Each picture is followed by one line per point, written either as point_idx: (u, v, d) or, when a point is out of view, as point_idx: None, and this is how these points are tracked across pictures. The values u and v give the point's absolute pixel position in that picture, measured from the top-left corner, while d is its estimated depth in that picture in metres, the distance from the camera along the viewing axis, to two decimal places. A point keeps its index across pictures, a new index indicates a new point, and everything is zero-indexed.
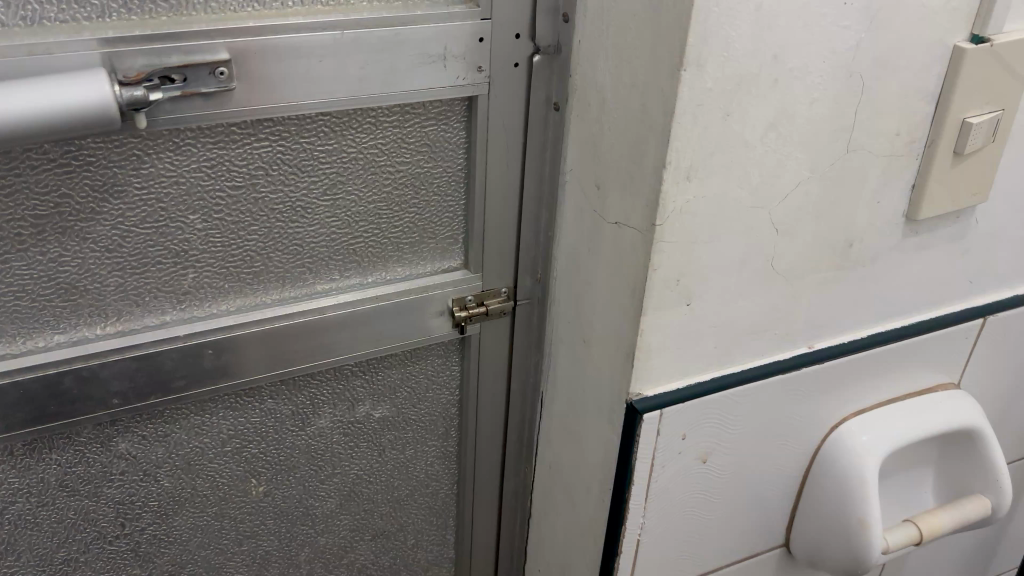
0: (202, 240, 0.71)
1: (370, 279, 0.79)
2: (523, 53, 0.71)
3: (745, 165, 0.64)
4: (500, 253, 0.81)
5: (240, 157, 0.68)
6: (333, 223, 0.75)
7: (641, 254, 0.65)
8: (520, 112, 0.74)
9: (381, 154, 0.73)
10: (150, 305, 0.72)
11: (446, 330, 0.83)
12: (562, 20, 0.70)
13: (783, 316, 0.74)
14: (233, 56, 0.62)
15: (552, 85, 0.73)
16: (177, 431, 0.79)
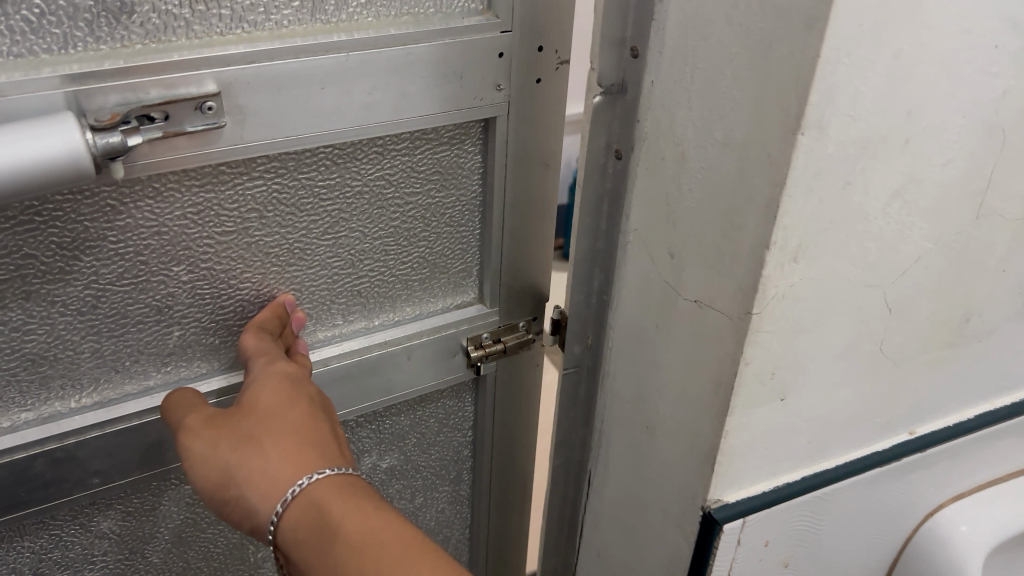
0: (189, 294, 0.60)
1: (376, 321, 0.71)
2: (546, 67, 0.63)
3: (862, 240, 0.52)
4: (515, 286, 0.74)
5: (230, 199, 0.57)
6: (335, 264, 0.65)
7: (729, 346, 0.53)
8: (540, 130, 0.66)
9: (389, 186, 0.64)
10: (132, 370, 0.61)
11: (459, 372, 0.76)
12: (630, 55, 0.58)
13: (885, 403, 0.63)
14: (222, 89, 0.51)
15: (615, 130, 0.61)
16: (167, 503, 0.69)
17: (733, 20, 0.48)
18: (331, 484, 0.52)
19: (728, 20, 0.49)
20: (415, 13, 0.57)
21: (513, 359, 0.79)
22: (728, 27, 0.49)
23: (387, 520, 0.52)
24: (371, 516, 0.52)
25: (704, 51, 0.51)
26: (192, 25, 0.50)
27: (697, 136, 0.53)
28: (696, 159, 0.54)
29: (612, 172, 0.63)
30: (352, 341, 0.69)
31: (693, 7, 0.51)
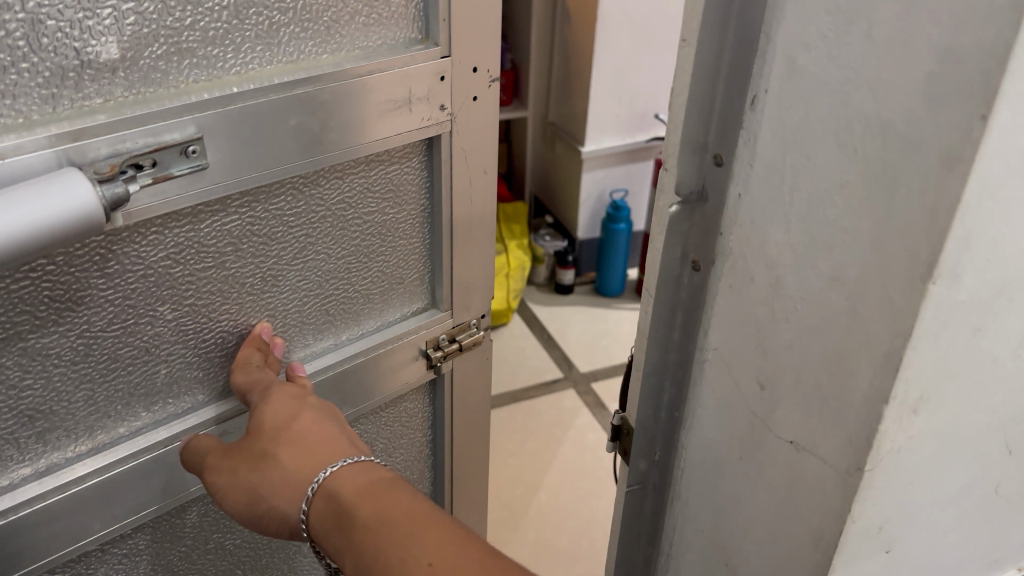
0: (174, 332, 0.62)
1: (341, 338, 0.76)
2: (480, 86, 0.70)
3: (988, 384, 0.46)
4: (463, 291, 0.82)
5: (210, 234, 0.60)
6: (306, 286, 0.69)
7: (833, 500, 0.47)
8: (483, 136, 0.74)
9: (349, 207, 0.68)
10: (121, 413, 0.62)
11: (422, 375, 0.83)
12: (712, 161, 0.52)
13: (995, 543, 0.56)
14: (203, 131, 0.53)
15: (692, 239, 0.55)
16: (159, 538, 0.70)
17: (842, 143, 0.42)
18: (347, 473, 0.55)
19: (837, 142, 0.43)
20: (365, 47, 0.62)
21: (466, 359, 0.87)
22: (837, 150, 0.43)
23: (420, 501, 0.53)
24: (384, 498, 0.53)
25: (805, 171, 0.45)
26: (168, 74, 0.53)
27: (793, 261, 0.47)
28: (791, 286, 0.48)
29: (688, 284, 0.57)
30: (323, 359, 0.73)
31: (793, 122, 0.45)
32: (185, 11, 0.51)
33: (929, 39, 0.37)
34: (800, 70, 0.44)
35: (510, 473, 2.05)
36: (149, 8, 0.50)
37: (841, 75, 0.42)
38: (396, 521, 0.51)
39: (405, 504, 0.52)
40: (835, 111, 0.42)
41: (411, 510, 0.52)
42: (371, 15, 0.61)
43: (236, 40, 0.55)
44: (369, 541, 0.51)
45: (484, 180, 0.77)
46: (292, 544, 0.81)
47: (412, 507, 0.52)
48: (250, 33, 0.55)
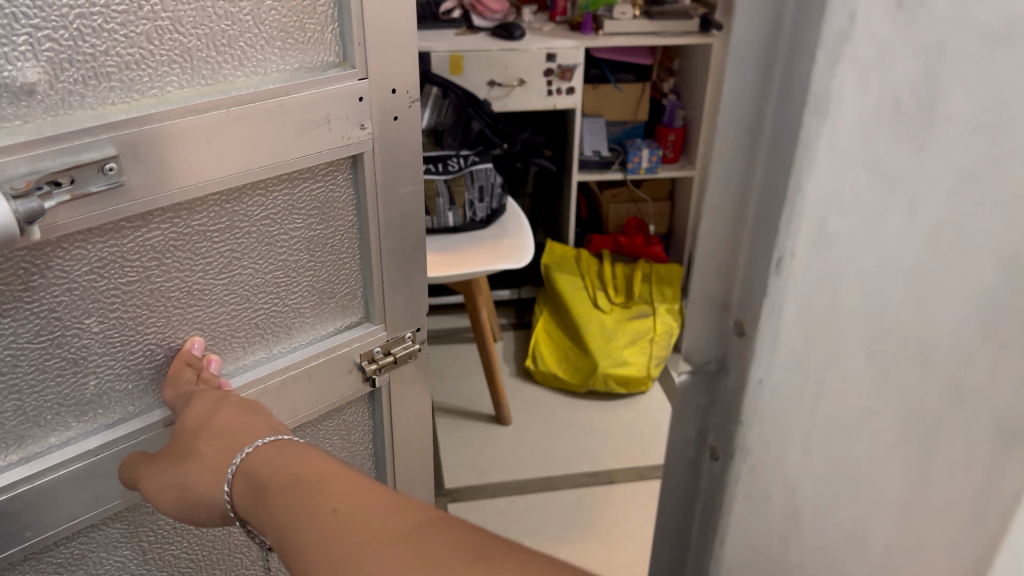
0: (103, 345, 0.57)
1: (274, 348, 0.67)
2: (404, 104, 0.63)
3: None
4: (404, 305, 0.72)
5: (133, 250, 0.55)
6: (234, 302, 0.62)
7: None
8: (410, 155, 0.66)
9: (275, 224, 0.62)
10: (51, 421, 0.56)
11: (358, 387, 0.72)
12: (733, 328, 0.40)
13: None
14: (122, 150, 0.49)
15: (709, 418, 0.43)
16: (97, 548, 0.63)
17: (875, 336, 0.33)
18: (266, 449, 0.49)
19: (867, 330, 0.33)
20: (280, 70, 0.57)
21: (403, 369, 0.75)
22: (866, 338, 0.33)
23: (341, 470, 0.46)
24: (292, 467, 0.47)
25: (831, 357, 0.35)
26: (85, 98, 0.49)
27: (821, 461, 0.37)
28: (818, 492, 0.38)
29: (704, 471, 0.44)
30: (254, 371, 0.65)
31: (821, 307, 0.34)
32: (99, 39, 0.49)
33: (989, 237, 0.29)
34: (831, 235, 0.33)
35: (624, 560, 1.92)
36: (65, 34, 0.47)
37: (874, 250, 0.32)
38: (316, 502, 0.44)
39: (321, 467, 0.47)
40: (868, 293, 0.32)
41: (373, 505, 0.42)
42: (289, 39, 0.57)
43: (154, 65, 0.51)
44: (279, 502, 0.45)
45: (416, 194, 0.68)
46: (238, 551, 0.74)
47: (334, 491, 0.44)
48: (166, 56, 0.51)
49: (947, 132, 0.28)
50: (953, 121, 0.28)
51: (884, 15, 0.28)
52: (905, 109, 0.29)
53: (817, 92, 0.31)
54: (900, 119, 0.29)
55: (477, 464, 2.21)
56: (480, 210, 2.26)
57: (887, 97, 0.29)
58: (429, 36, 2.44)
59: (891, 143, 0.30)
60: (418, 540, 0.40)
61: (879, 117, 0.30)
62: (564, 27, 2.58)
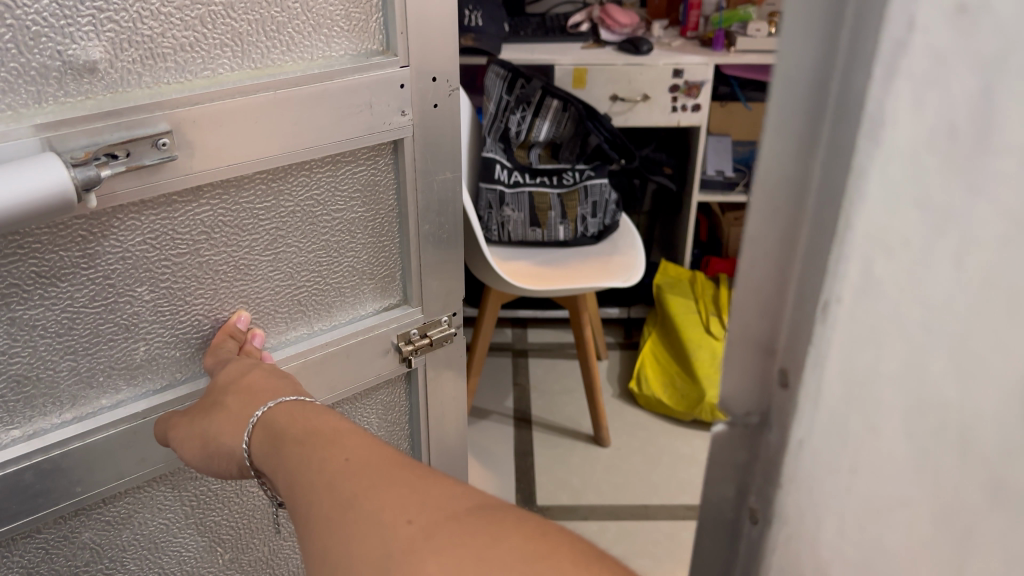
0: (152, 312, 0.69)
1: (316, 327, 0.82)
2: (441, 95, 0.78)
3: None
4: (437, 288, 0.88)
5: (183, 224, 0.68)
6: (278, 277, 0.77)
7: None
8: (449, 147, 0.82)
9: (318, 204, 0.76)
10: (104, 385, 0.69)
11: (395, 366, 0.89)
12: (779, 378, 0.33)
13: None
14: (173, 126, 0.63)
15: (748, 477, 0.36)
16: (144, 508, 0.76)
17: (912, 401, 0.28)
18: (289, 409, 0.52)
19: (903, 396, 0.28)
20: (327, 57, 0.71)
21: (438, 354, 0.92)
22: (902, 408, 0.28)
23: (356, 430, 0.48)
24: (313, 419, 0.50)
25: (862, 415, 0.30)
26: (142, 77, 0.62)
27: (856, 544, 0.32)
28: None
29: (741, 539, 0.37)
30: (297, 346, 0.80)
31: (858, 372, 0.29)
32: (156, 22, 0.61)
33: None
34: (876, 282, 0.27)
35: None
36: (124, 17, 0.59)
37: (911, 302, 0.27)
38: (328, 455, 0.45)
39: (335, 424, 0.49)
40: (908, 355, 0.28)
41: (379, 457, 0.44)
42: (334, 28, 0.71)
43: (207, 48, 0.64)
44: (295, 450, 0.48)
45: (453, 181, 0.84)
46: (275, 524, 0.87)
47: (346, 448, 0.46)
48: (218, 40, 0.65)
49: (1009, 167, 0.23)
50: (1011, 152, 0.23)
51: (945, 27, 0.23)
52: (960, 140, 0.24)
53: (872, 112, 0.26)
54: (951, 148, 0.24)
55: (570, 485, 2.16)
56: (591, 225, 2.22)
57: (941, 122, 0.24)
58: (553, 48, 2.42)
59: (944, 178, 0.25)
60: (425, 488, 0.41)
61: (932, 144, 0.25)
62: (693, 43, 2.50)
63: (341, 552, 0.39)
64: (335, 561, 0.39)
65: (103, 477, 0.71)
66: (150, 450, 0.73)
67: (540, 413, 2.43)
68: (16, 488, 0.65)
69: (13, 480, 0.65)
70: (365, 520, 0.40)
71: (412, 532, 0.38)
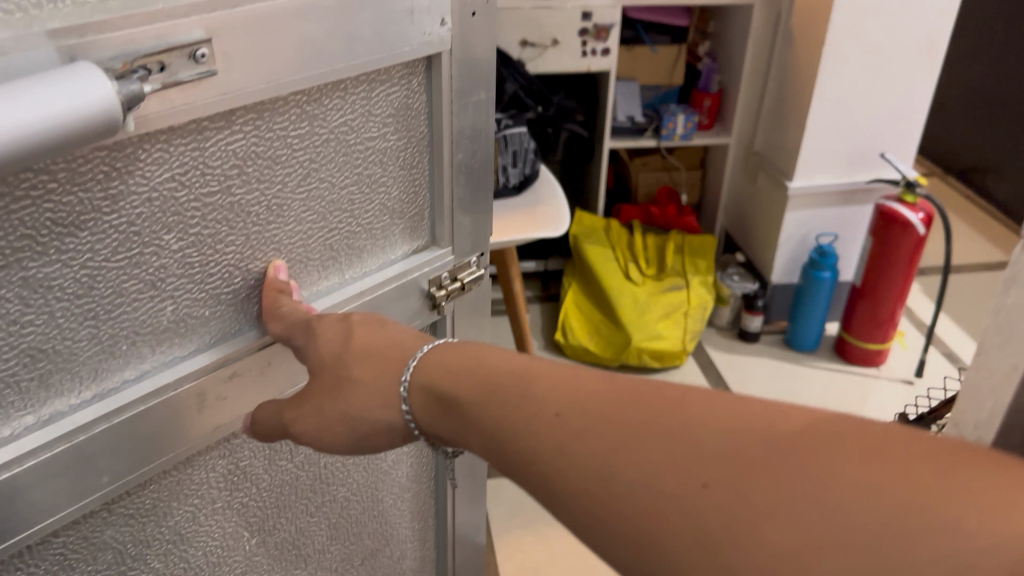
0: (180, 264, 0.58)
1: (346, 274, 0.73)
2: (478, 3, 0.69)
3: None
4: (466, 225, 0.80)
5: (215, 156, 0.57)
6: (310, 218, 0.66)
7: None
8: (485, 65, 0.73)
9: (352, 131, 0.66)
10: (127, 354, 0.58)
11: (425, 315, 0.80)
12: None
13: None
14: (211, 34, 0.51)
15: None
16: (168, 497, 0.65)
17: None
18: (438, 365, 0.53)
19: None
20: None
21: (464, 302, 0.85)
22: None
23: (544, 366, 0.49)
24: (481, 369, 0.50)
25: None
26: None
27: None
28: None
29: None
30: (330, 297, 0.70)
31: None
32: None
33: None
34: None
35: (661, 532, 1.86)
36: None
37: None
38: (529, 407, 0.46)
39: (504, 368, 0.50)
40: None
41: (590, 396, 0.44)
42: None
43: None
44: (484, 410, 0.48)
45: (485, 103, 0.75)
46: (302, 497, 0.77)
47: (547, 391, 0.46)
48: None
49: None
50: None
51: None
52: None
53: None
54: None
55: None
56: (512, 176, 2.14)
57: None
58: None
59: None
60: (662, 410, 0.42)
61: None
62: None
63: (613, 487, 0.41)
64: (608, 498, 0.41)
65: (130, 465, 0.59)
66: (180, 428, 0.61)
67: None
68: (35, 487, 0.53)
69: (32, 476, 0.52)
70: (623, 458, 0.41)
71: (681, 453, 0.40)
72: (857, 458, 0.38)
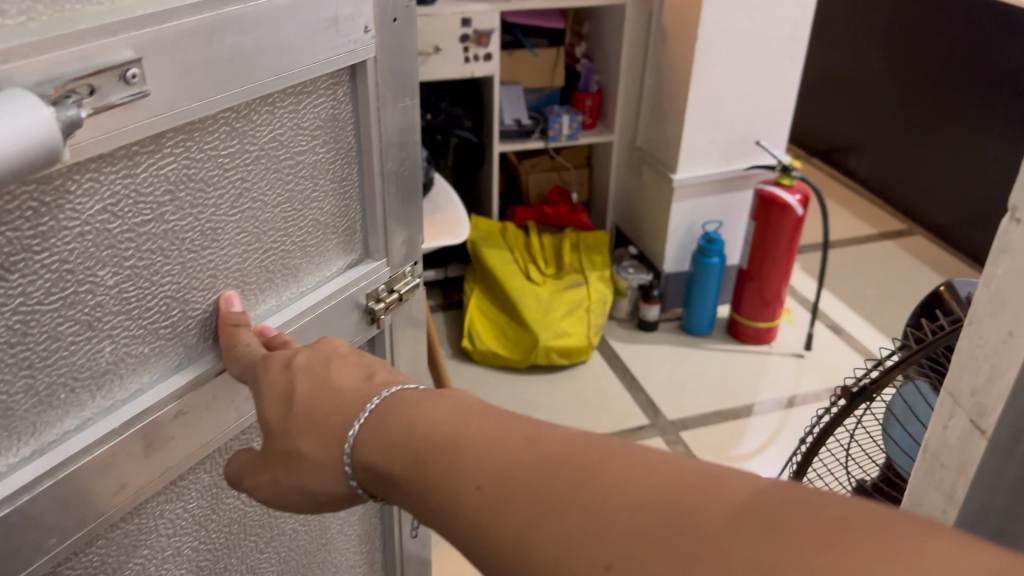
0: (117, 300, 0.54)
1: (283, 296, 0.70)
2: (398, 9, 0.68)
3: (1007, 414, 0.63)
4: (399, 235, 0.78)
5: (146, 183, 0.54)
6: (245, 240, 0.64)
7: None
8: (408, 70, 0.72)
9: (281, 146, 0.64)
10: (66, 402, 0.54)
11: (364, 330, 0.79)
12: None
13: None
14: (140, 52, 0.48)
15: None
16: (115, 551, 0.60)
17: None
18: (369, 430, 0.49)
19: None
20: None
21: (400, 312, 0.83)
22: None
23: (472, 431, 0.45)
24: (409, 434, 0.47)
25: None
26: None
27: None
28: None
29: None
30: (271, 320, 0.68)
31: None
32: None
33: None
34: None
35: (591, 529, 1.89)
36: None
37: None
38: (453, 482, 0.44)
39: (432, 433, 0.47)
40: None
41: (515, 467, 0.42)
42: None
43: None
44: (413, 483, 0.46)
45: (411, 110, 0.74)
46: (251, 534, 0.74)
47: (472, 463, 0.44)
48: None
49: None
50: None
51: None
52: None
53: None
54: None
55: None
56: None
57: None
58: None
59: None
60: (588, 484, 0.40)
61: None
62: None
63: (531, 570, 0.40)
64: None
65: (77, 522, 0.54)
66: (131, 473, 0.57)
67: None
68: None
69: None
70: (541, 539, 0.40)
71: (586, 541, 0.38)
72: (786, 546, 0.35)
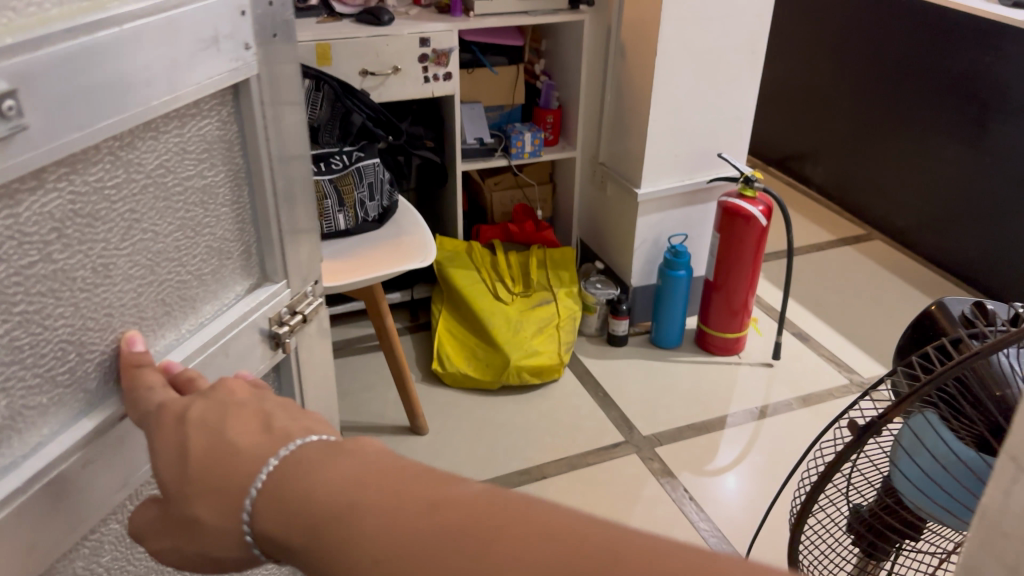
0: (4, 346, 0.52)
1: (183, 329, 0.68)
2: (278, 25, 0.68)
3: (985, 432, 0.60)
4: (292, 253, 0.78)
5: (30, 222, 0.52)
6: (140, 272, 0.62)
7: None
8: (291, 87, 0.72)
9: (167, 173, 0.62)
10: None
11: (269, 355, 0.77)
12: None
13: None
14: (17, 85, 0.46)
15: None
16: None
17: None
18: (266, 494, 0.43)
19: None
20: None
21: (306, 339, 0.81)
22: None
23: (377, 489, 0.39)
24: (307, 501, 0.41)
25: None
26: None
27: None
28: None
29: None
30: (179, 351, 0.65)
31: None
32: None
33: None
34: None
35: None
36: None
37: None
38: (353, 553, 0.38)
39: (330, 495, 0.40)
40: None
41: (427, 537, 0.37)
42: None
43: None
44: (313, 553, 0.40)
45: (292, 125, 0.74)
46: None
47: (373, 534, 0.38)
48: None
49: None
50: None
51: None
52: None
53: None
54: None
55: None
56: (371, 209, 2.06)
57: None
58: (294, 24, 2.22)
59: None
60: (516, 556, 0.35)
61: None
62: (431, 10, 2.43)
63: None
64: None
65: None
66: (41, 532, 0.55)
67: (351, 417, 2.28)
68: None
69: None
70: None
71: None
72: None
